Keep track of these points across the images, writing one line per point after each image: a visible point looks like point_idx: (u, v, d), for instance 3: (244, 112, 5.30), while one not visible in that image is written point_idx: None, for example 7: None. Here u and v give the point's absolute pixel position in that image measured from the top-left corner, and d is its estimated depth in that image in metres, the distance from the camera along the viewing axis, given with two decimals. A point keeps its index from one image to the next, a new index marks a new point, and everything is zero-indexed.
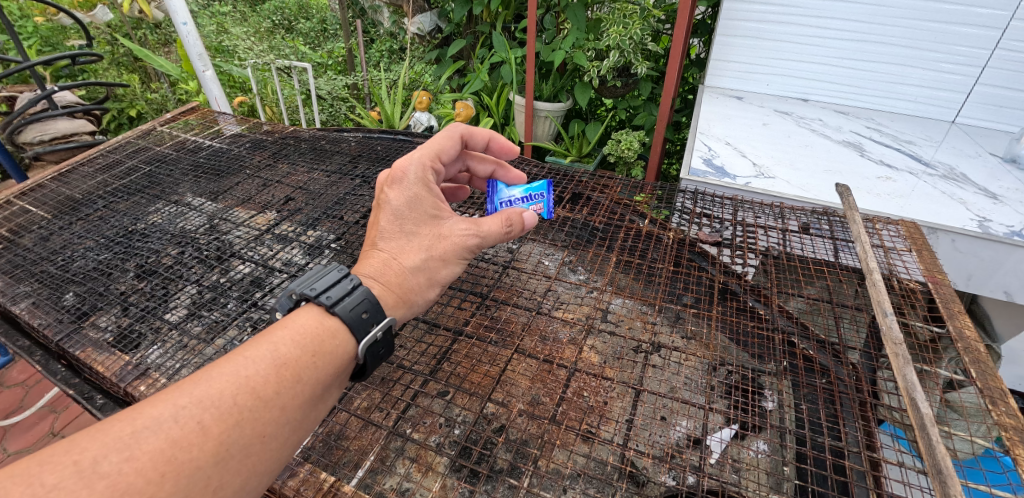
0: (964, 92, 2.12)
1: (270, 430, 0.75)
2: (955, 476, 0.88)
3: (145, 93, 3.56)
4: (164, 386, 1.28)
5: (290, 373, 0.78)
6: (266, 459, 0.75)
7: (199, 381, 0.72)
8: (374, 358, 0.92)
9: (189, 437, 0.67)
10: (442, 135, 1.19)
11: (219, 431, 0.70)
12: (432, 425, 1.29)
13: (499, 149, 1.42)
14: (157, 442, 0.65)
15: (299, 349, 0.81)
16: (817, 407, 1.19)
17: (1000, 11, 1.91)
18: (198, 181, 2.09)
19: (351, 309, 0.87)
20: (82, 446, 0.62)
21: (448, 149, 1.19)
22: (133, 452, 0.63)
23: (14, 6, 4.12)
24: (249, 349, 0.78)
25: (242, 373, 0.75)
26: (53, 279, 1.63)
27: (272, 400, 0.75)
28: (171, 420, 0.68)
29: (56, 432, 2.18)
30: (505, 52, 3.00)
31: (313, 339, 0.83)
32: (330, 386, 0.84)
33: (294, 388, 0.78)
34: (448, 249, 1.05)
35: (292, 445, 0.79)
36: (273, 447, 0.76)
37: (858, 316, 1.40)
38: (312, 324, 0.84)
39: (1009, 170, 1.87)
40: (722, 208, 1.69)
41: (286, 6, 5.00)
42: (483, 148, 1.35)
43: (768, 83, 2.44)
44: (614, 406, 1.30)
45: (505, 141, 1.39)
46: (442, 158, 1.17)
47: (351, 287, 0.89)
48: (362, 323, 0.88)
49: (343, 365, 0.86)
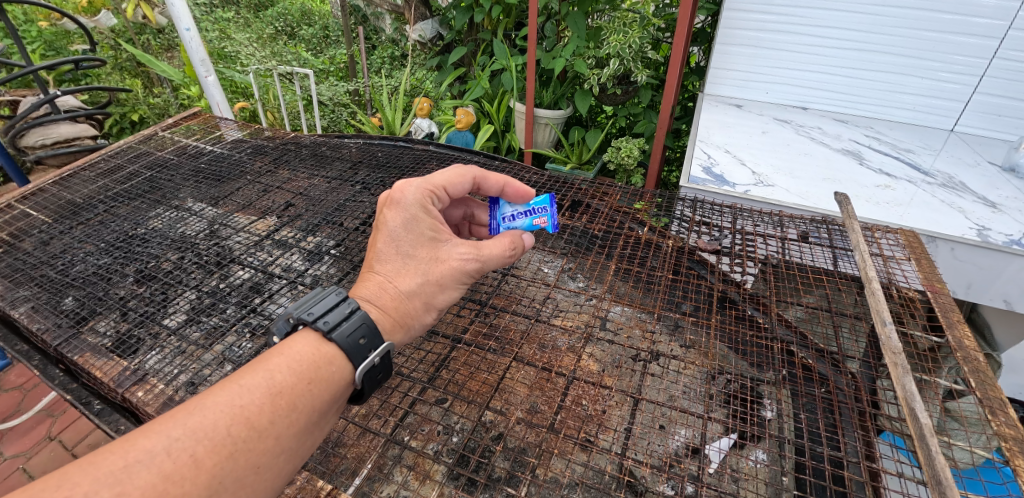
0: (963, 101, 2.13)
1: (264, 461, 0.75)
2: (954, 487, 0.87)
3: (147, 98, 3.68)
4: (162, 393, 1.27)
5: (285, 401, 0.78)
6: (262, 489, 0.75)
7: (192, 411, 0.73)
8: (372, 383, 0.92)
9: (182, 470, 0.68)
10: (453, 172, 1.18)
11: (211, 463, 0.70)
12: (429, 432, 1.29)
13: (514, 195, 1.23)
14: (148, 477, 0.65)
15: (295, 377, 0.81)
16: (816, 416, 1.19)
17: (999, 21, 1.93)
18: (198, 186, 2.10)
19: (348, 335, 0.87)
20: (74, 481, 0.63)
21: (458, 186, 1.17)
22: (125, 488, 0.64)
23: (18, 10, 4.15)
24: (244, 378, 0.78)
25: (237, 403, 0.75)
26: (53, 283, 1.63)
27: (267, 430, 0.76)
28: (163, 453, 0.68)
29: (53, 436, 2.17)
30: (505, 59, 3.07)
31: (311, 366, 0.83)
32: (326, 413, 0.85)
33: (289, 416, 0.78)
34: (444, 273, 1.05)
35: (288, 473, 0.79)
36: (268, 477, 0.76)
37: (857, 325, 1.39)
38: (309, 351, 0.85)
39: (1008, 179, 1.88)
40: (721, 216, 1.69)
41: (288, 12, 5.03)
42: (497, 192, 1.24)
43: (768, 91, 2.45)
44: (613, 414, 1.28)
45: (521, 186, 1.23)
46: (447, 191, 1.16)
47: (349, 312, 0.89)
48: (359, 349, 0.88)
49: (339, 391, 0.86)
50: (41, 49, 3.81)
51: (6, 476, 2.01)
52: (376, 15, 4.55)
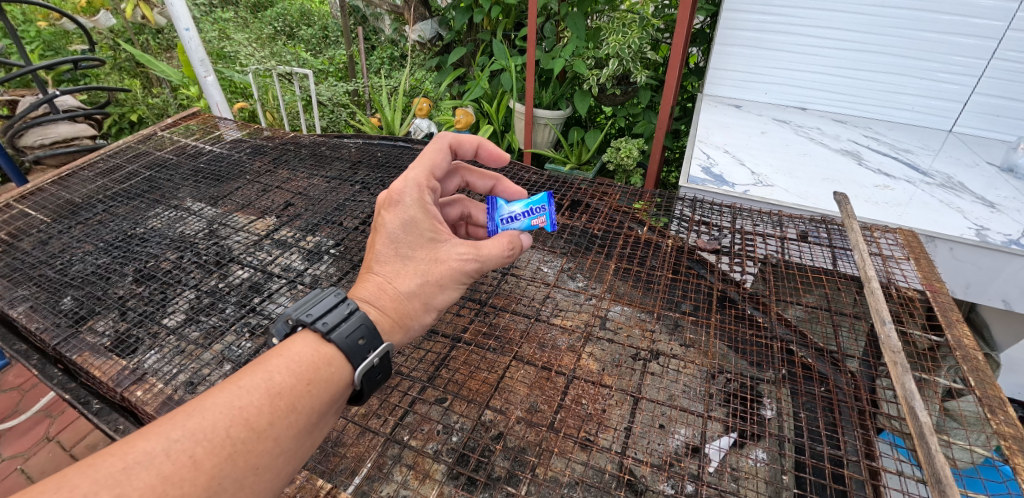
0: (961, 101, 2.13)
1: (264, 462, 0.75)
2: (954, 485, 0.87)
3: (146, 99, 3.65)
4: (161, 392, 1.27)
5: (284, 403, 0.78)
6: (261, 490, 0.75)
7: (191, 413, 0.73)
8: (371, 383, 0.92)
9: (181, 472, 0.68)
10: (433, 148, 1.18)
11: (211, 464, 0.70)
12: (429, 432, 1.28)
13: (489, 157, 1.30)
14: (148, 478, 0.65)
15: (295, 378, 0.81)
16: (815, 415, 1.19)
17: (996, 21, 1.94)
18: (198, 186, 2.09)
19: (348, 335, 0.87)
20: (73, 483, 0.63)
21: (440, 161, 1.18)
22: (124, 489, 0.63)
23: (17, 10, 4.15)
24: (244, 379, 0.78)
25: (236, 404, 0.75)
26: (52, 282, 1.63)
27: (266, 431, 0.75)
28: (163, 455, 0.68)
29: (50, 436, 2.16)
30: (505, 59, 3.06)
31: (310, 367, 0.83)
32: (326, 414, 0.84)
33: (288, 417, 0.78)
34: (443, 273, 1.04)
35: (288, 474, 0.79)
36: (267, 478, 0.75)
37: (857, 325, 1.39)
38: (309, 352, 0.84)
39: (1006, 179, 1.88)
40: (721, 216, 1.70)
41: (288, 12, 5.04)
42: (472, 156, 1.28)
43: (766, 92, 2.46)
44: (613, 413, 1.28)
45: (494, 147, 1.30)
46: (435, 174, 1.16)
47: (348, 313, 0.89)
48: (359, 349, 0.88)
49: (339, 391, 0.86)
50: (40, 49, 3.81)
51: (4, 477, 2.00)
52: (376, 16, 4.56)
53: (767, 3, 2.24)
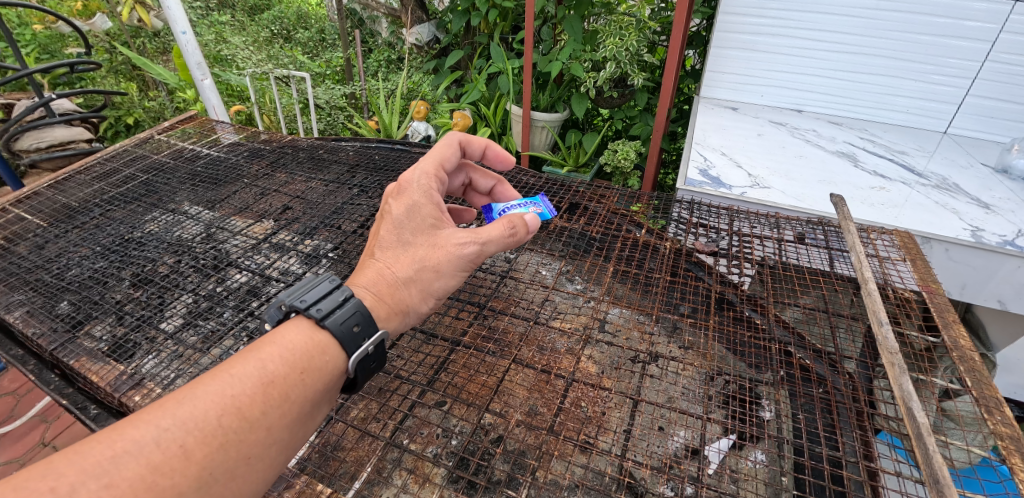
0: (955, 103, 2.15)
1: (255, 452, 0.75)
2: (951, 485, 0.88)
3: (143, 102, 3.64)
4: (159, 396, 1.27)
5: (277, 392, 0.78)
6: (252, 481, 0.75)
7: (182, 402, 0.72)
8: (365, 372, 0.92)
9: (171, 462, 0.67)
10: (443, 144, 1.20)
11: (202, 454, 0.70)
12: (429, 436, 1.30)
13: (494, 158, 1.31)
14: (137, 468, 0.65)
15: (287, 366, 0.81)
16: (814, 416, 1.21)
17: (990, 24, 1.95)
18: (195, 189, 2.09)
19: (342, 322, 0.87)
20: (60, 471, 0.62)
21: (450, 155, 1.20)
22: (114, 479, 0.63)
23: (14, 14, 4.16)
24: (236, 367, 0.78)
25: (229, 392, 0.75)
26: (48, 286, 1.62)
27: (259, 420, 0.75)
28: (152, 443, 0.67)
29: (46, 442, 2.15)
30: (503, 62, 3.06)
31: (302, 355, 0.83)
32: (318, 402, 0.84)
33: (281, 407, 0.78)
34: (441, 259, 1.03)
35: (279, 464, 0.79)
36: (259, 468, 0.76)
37: (853, 326, 1.41)
38: (301, 339, 0.84)
39: (1001, 180, 1.90)
40: (718, 218, 1.71)
41: (285, 16, 5.08)
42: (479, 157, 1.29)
43: (764, 95, 2.47)
44: (612, 416, 1.29)
45: (501, 149, 1.31)
46: (444, 168, 1.18)
47: (342, 299, 0.89)
48: (354, 337, 0.88)
49: (332, 380, 0.86)
50: (36, 52, 3.79)
51: None
52: (372, 20, 4.61)
53: (764, 6, 2.25)
